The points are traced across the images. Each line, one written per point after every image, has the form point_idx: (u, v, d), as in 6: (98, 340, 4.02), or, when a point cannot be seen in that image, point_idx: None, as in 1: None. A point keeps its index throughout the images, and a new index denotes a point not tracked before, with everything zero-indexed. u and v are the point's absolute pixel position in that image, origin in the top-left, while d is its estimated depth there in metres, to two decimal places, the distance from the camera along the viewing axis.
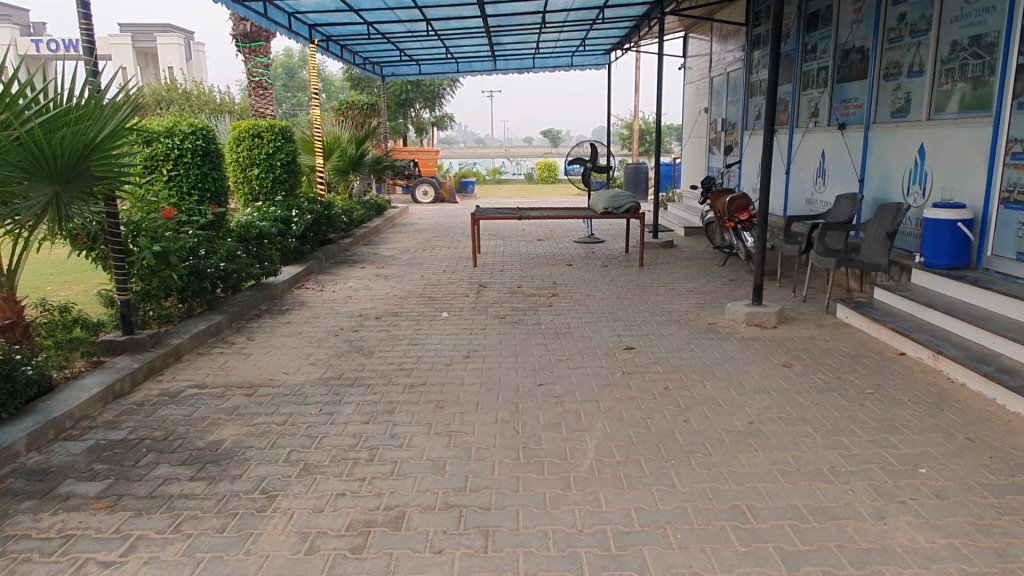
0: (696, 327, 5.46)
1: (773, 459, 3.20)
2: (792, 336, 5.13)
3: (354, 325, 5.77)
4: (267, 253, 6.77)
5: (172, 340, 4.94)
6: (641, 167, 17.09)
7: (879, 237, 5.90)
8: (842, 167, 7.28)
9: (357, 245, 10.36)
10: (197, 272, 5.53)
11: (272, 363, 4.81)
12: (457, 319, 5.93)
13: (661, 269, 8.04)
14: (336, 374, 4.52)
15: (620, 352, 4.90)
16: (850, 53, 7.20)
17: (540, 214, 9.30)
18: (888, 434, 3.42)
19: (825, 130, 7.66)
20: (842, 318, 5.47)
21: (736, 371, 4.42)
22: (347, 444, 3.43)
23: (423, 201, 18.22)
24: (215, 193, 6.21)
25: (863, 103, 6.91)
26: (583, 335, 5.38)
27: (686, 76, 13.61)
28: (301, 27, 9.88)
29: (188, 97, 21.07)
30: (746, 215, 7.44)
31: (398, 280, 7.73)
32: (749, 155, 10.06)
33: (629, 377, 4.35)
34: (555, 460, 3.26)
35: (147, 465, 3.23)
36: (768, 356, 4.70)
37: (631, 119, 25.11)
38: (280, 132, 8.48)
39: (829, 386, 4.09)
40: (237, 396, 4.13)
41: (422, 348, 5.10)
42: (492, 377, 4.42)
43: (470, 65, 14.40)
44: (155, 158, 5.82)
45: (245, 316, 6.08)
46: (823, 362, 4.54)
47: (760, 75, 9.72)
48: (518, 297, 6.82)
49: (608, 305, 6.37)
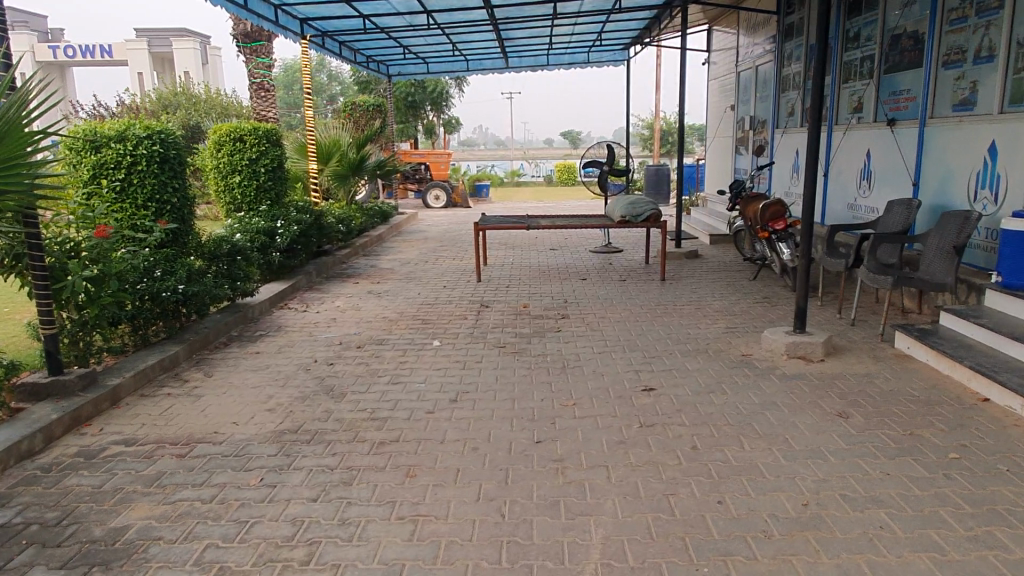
0: (727, 361, 4.63)
1: (842, 569, 2.37)
2: (843, 372, 4.29)
3: (330, 356, 5.01)
4: (242, 269, 6.06)
5: (110, 380, 4.23)
6: (662, 169, 16.24)
7: (943, 251, 5.06)
8: (892, 168, 6.41)
9: (356, 256, 9.60)
10: (151, 297, 4.85)
11: (222, 409, 4.05)
12: (449, 350, 5.13)
13: (684, 284, 7.20)
14: (294, 426, 3.75)
15: (637, 394, 4.08)
16: (900, 38, 6.34)
17: (551, 222, 8.41)
18: (992, 527, 2.58)
19: (871, 127, 6.79)
20: (904, 349, 4.59)
21: (780, 423, 3.59)
22: (282, 536, 2.66)
23: (435, 206, 17.43)
24: (176, 205, 5.48)
25: (917, 95, 6.05)
26: (594, 370, 4.57)
27: (711, 72, 12.75)
28: (291, 21, 9.14)
29: (196, 101, 20.43)
30: (781, 224, 6.57)
31: (392, 299, 6.96)
32: (781, 156, 9.17)
33: (647, 432, 3.54)
34: (550, 565, 2.46)
35: (17, 569, 2.50)
36: (818, 401, 3.86)
37: (654, 118, 24.14)
38: (264, 135, 7.76)
39: (898, 447, 3.26)
40: (168, 458, 3.38)
41: (403, 388, 4.31)
42: (481, 431, 3.62)
43: (480, 63, 13.64)
44: (105, 166, 5.08)
45: (211, 344, 5.36)
46: (887, 411, 3.69)
47: (794, 68, 8.84)
48: (523, 319, 6.02)
49: (625, 330, 5.55)
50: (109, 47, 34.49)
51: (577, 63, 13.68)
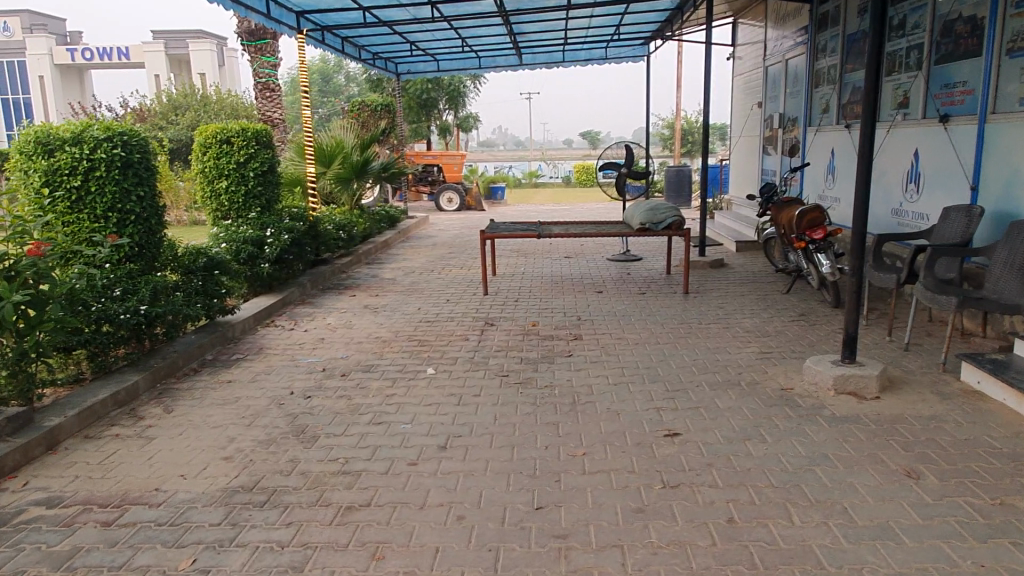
0: (764, 397, 3.97)
1: None
2: (904, 415, 3.62)
3: (310, 387, 4.42)
4: (220, 285, 5.50)
5: (48, 421, 3.66)
6: (684, 170, 15.46)
7: (1016, 267, 4.36)
8: (945, 170, 5.71)
9: (357, 265, 9.02)
10: (104, 321, 4.26)
11: (173, 457, 3.46)
12: (444, 380, 4.51)
13: (711, 298, 6.53)
14: (249, 482, 3.16)
15: (659, 442, 3.44)
16: (954, 25, 5.63)
17: (564, 230, 7.75)
18: None
19: (920, 124, 6.08)
20: (974, 384, 3.91)
21: (834, 487, 2.93)
22: None
23: (448, 209, 16.88)
24: (143, 216, 4.91)
25: (975, 88, 5.35)
26: (609, 408, 3.94)
27: (736, 67, 12.04)
28: (286, 14, 8.57)
29: (206, 102, 20.02)
30: (820, 233, 5.86)
31: (390, 315, 6.37)
32: (815, 157, 8.45)
33: (671, 496, 2.90)
34: None
35: None
36: (879, 454, 3.20)
37: (676, 116, 23.30)
38: (254, 137, 7.19)
39: (987, 523, 2.60)
40: (91, 526, 2.80)
41: (386, 431, 3.70)
42: (469, 492, 3.00)
43: (493, 61, 12.99)
44: (59, 172, 4.55)
45: (179, 371, 4.78)
46: (967, 469, 3.02)
47: (829, 60, 8.12)
48: (531, 341, 5.40)
49: (645, 354, 4.91)
50: (127, 50, 34.14)
51: (595, 59, 13.03)
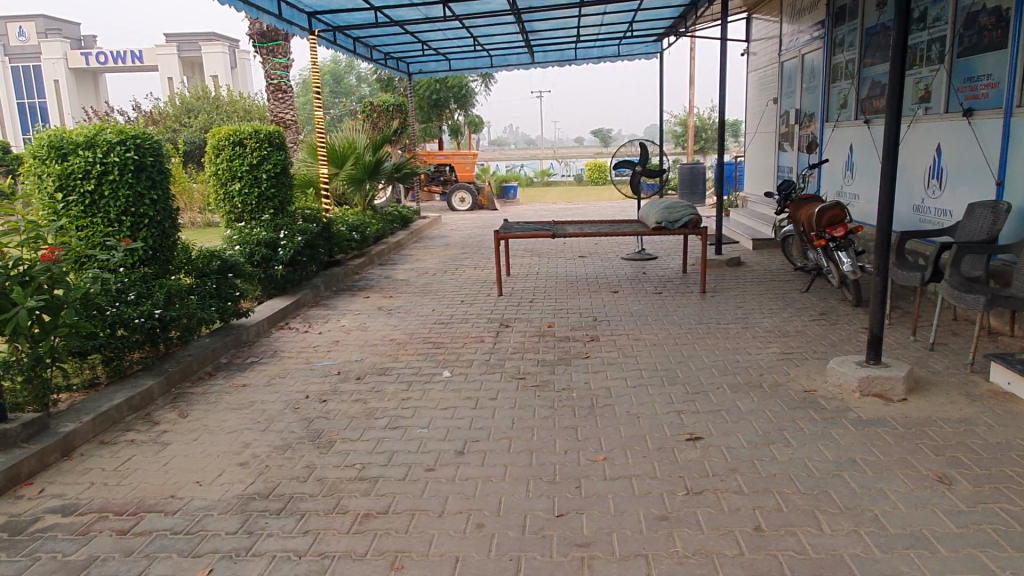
0: (787, 399, 3.89)
1: None
2: (933, 417, 3.53)
3: (326, 391, 4.38)
4: (234, 288, 5.48)
5: (63, 427, 3.64)
6: (698, 167, 15.32)
7: None
8: (969, 165, 5.59)
9: (370, 266, 8.99)
10: (118, 325, 4.24)
11: (189, 463, 3.43)
12: (460, 383, 4.46)
13: (729, 298, 6.44)
14: (265, 489, 3.12)
15: (681, 447, 3.37)
16: (978, 16, 5.51)
17: (578, 229, 7.67)
18: None
19: (943, 119, 5.96)
20: (1004, 386, 3.81)
21: (864, 492, 2.85)
22: None
23: (460, 209, 16.83)
24: (156, 219, 4.89)
25: (1000, 81, 5.23)
26: (628, 411, 3.87)
27: (750, 63, 11.91)
28: (298, 15, 8.55)
29: (219, 105, 20.08)
30: (841, 232, 5.78)
31: (404, 317, 6.32)
32: (833, 153, 8.33)
33: (696, 503, 2.84)
34: None
35: None
36: (908, 459, 3.11)
37: (688, 113, 23.16)
38: (267, 139, 7.16)
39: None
40: (107, 534, 2.77)
41: (403, 436, 3.64)
42: (488, 499, 2.94)
43: (504, 59, 12.90)
44: (72, 176, 4.52)
45: (194, 374, 4.76)
46: (1001, 474, 2.93)
47: (847, 54, 7.99)
48: (547, 342, 5.34)
49: (663, 355, 4.84)
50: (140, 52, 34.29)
51: (607, 57, 12.92)
